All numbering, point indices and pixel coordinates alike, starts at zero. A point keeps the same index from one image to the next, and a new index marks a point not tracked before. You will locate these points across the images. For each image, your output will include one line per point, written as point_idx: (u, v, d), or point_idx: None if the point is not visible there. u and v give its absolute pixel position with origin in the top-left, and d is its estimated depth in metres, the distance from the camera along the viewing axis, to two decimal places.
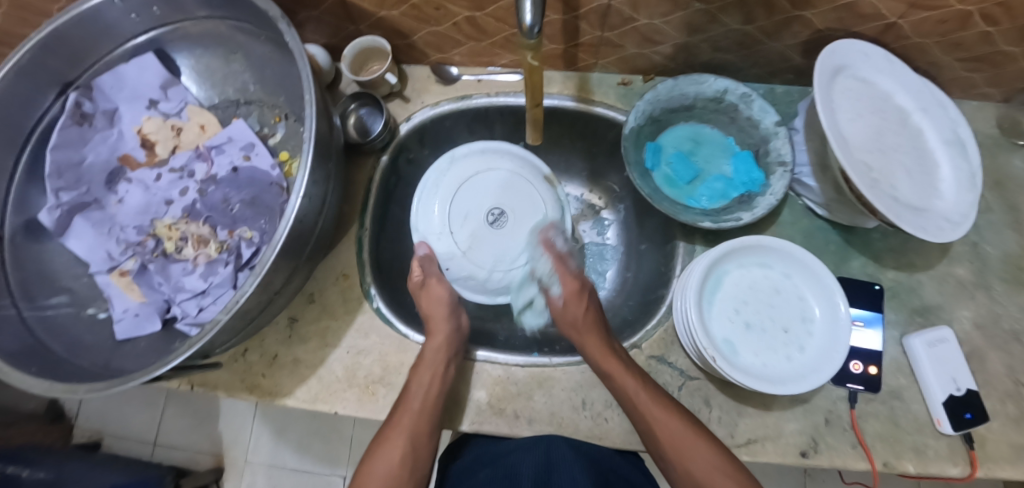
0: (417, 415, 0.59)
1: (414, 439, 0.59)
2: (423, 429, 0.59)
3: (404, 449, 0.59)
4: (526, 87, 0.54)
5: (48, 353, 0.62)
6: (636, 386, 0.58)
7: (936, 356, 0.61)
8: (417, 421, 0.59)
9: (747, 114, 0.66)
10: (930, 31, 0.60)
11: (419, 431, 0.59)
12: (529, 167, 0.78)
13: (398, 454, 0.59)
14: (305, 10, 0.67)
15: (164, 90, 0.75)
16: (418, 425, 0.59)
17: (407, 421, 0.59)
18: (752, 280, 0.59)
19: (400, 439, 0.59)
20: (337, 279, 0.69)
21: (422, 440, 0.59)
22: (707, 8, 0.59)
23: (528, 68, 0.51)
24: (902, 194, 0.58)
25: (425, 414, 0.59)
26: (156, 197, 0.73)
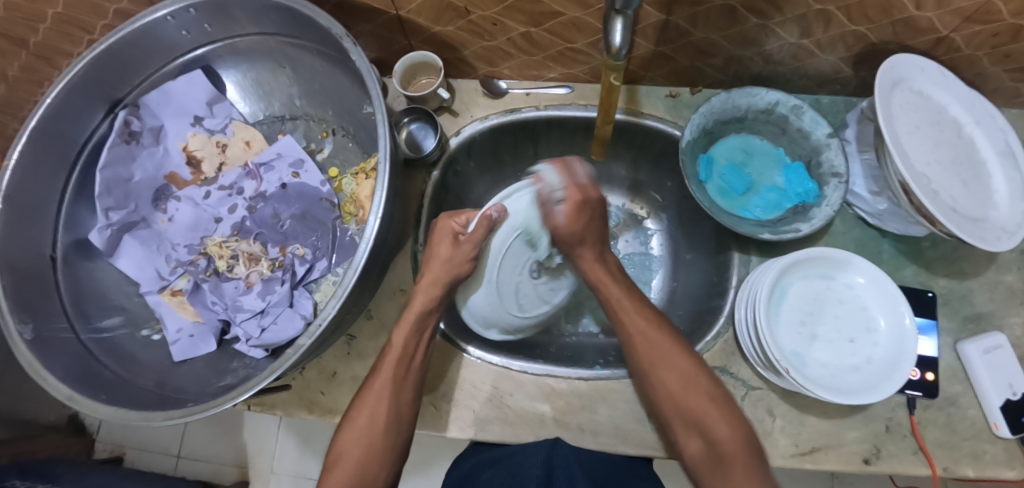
0: (391, 384, 0.56)
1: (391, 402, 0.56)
2: (398, 405, 0.56)
3: (381, 429, 0.55)
4: (600, 103, 0.56)
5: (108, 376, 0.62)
6: (654, 346, 0.59)
7: (992, 363, 0.63)
8: (393, 392, 0.56)
9: (798, 126, 0.67)
10: (982, 44, 0.61)
11: (392, 407, 0.56)
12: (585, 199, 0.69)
13: (367, 435, 0.54)
14: (359, 24, 0.67)
15: (210, 107, 0.74)
16: (394, 395, 0.56)
17: (379, 399, 0.56)
18: (816, 291, 0.59)
19: (379, 412, 0.55)
20: (394, 294, 0.69)
21: (393, 420, 0.56)
22: (766, 23, 0.60)
23: (607, 86, 0.52)
24: (959, 205, 0.59)
25: (402, 386, 0.57)
26: (206, 214, 0.72)
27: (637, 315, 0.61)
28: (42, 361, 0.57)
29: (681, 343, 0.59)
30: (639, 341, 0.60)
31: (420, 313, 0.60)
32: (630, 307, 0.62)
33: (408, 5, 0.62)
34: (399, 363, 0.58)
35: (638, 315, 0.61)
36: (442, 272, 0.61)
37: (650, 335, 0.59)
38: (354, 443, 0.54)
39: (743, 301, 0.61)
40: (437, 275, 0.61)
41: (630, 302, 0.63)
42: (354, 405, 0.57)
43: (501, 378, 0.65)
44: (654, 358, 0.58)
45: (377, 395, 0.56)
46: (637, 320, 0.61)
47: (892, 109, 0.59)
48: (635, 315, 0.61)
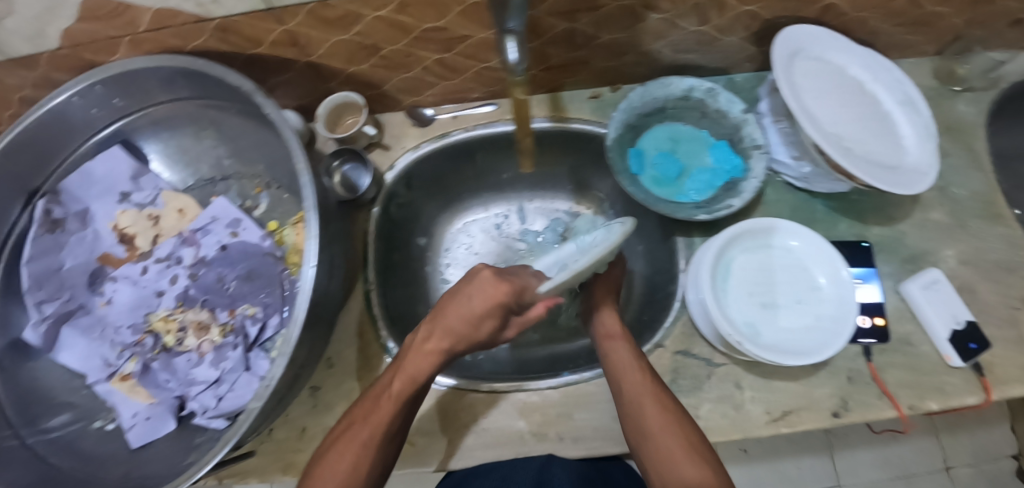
0: (374, 430, 0.53)
1: (375, 437, 0.53)
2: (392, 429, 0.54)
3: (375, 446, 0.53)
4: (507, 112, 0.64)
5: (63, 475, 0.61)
6: (658, 413, 0.55)
7: (933, 298, 0.65)
8: (379, 414, 0.54)
9: (715, 107, 0.71)
10: (866, 5, 0.65)
11: (390, 431, 0.54)
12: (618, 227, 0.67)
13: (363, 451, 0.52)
14: (276, 75, 0.68)
15: (135, 180, 0.73)
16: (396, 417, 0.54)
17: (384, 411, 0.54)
18: (759, 261, 0.61)
19: (356, 442, 0.52)
20: (353, 338, 0.68)
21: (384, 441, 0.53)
22: (664, 16, 0.63)
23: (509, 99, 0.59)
24: (871, 155, 0.62)
25: (387, 427, 0.53)
26: (147, 290, 0.70)
27: (655, 413, 0.55)
28: None
29: (688, 436, 0.53)
30: (656, 442, 0.53)
31: (416, 364, 0.55)
32: (632, 369, 0.58)
33: (318, 50, 0.64)
34: (409, 391, 0.55)
35: (661, 415, 0.55)
36: (443, 342, 0.55)
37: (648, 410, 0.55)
38: (346, 457, 0.52)
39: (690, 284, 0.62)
40: (450, 325, 0.55)
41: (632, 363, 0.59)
42: (337, 437, 0.54)
43: (474, 402, 0.65)
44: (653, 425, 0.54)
45: (364, 429, 0.53)
46: (658, 419, 0.54)
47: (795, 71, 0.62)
48: (655, 410, 0.55)
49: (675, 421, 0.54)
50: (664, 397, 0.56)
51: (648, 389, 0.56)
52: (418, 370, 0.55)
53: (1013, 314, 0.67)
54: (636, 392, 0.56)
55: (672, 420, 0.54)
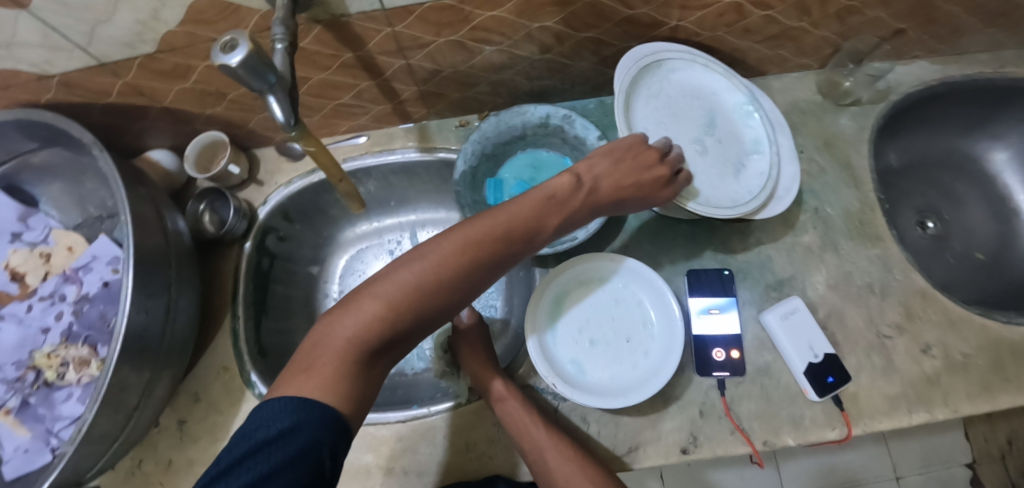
0: (354, 329, 0.42)
1: (368, 332, 0.42)
2: (471, 275, 0.47)
3: (429, 292, 0.45)
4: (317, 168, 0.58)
5: None
6: (561, 468, 0.55)
7: (791, 328, 0.63)
8: (431, 301, 0.45)
9: (573, 134, 0.69)
10: (716, 24, 0.64)
11: (436, 308, 0.46)
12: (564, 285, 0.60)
13: (423, 288, 0.45)
14: (138, 121, 0.70)
15: (24, 221, 0.77)
16: (462, 272, 0.46)
17: (446, 260, 0.46)
18: (592, 297, 0.60)
19: (341, 339, 0.42)
20: (218, 373, 0.70)
21: (475, 266, 0.47)
22: (499, 48, 0.63)
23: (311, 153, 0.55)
24: (718, 189, 0.59)
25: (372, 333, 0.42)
26: (31, 328, 0.74)
27: (564, 464, 0.55)
28: None
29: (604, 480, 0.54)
30: None
31: (477, 231, 0.47)
32: (529, 424, 0.58)
33: (166, 97, 0.66)
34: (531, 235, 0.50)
35: (569, 468, 0.55)
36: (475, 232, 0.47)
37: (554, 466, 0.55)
38: (355, 327, 0.42)
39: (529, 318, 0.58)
40: (470, 233, 0.47)
41: (524, 415, 0.59)
42: (328, 316, 0.44)
43: None
44: (562, 477, 0.54)
45: (374, 297, 0.43)
46: (572, 474, 0.54)
47: (654, 88, 0.61)
48: (563, 463, 0.55)
49: (583, 468, 0.55)
50: (565, 449, 0.56)
51: (549, 442, 0.56)
52: (517, 225, 0.49)
53: (881, 342, 0.65)
54: (540, 446, 0.56)
55: (582, 470, 0.55)
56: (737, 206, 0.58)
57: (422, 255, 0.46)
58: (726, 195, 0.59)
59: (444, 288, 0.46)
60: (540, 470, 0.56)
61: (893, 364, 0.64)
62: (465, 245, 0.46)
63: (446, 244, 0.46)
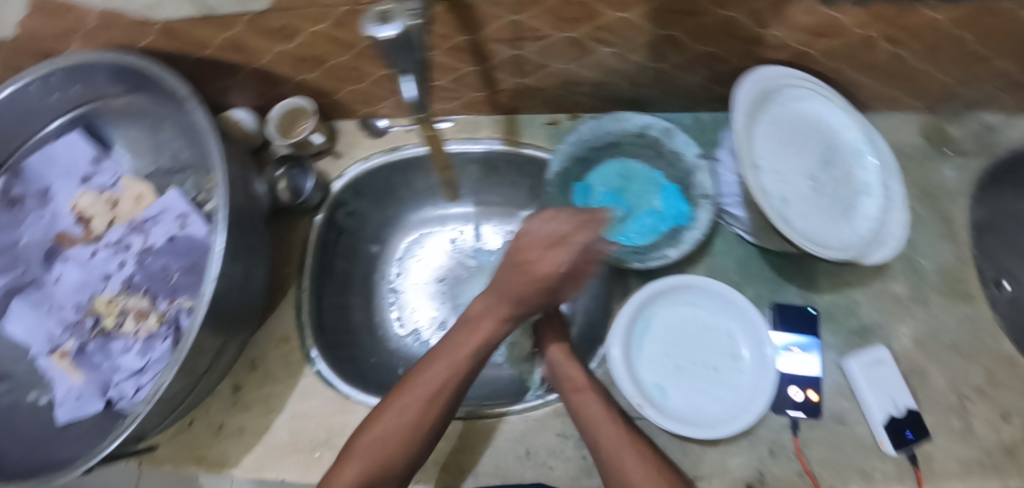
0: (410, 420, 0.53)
1: (409, 439, 0.53)
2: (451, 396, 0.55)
3: (406, 428, 0.52)
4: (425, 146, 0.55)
5: None
6: (631, 465, 0.53)
7: (874, 378, 0.61)
8: (412, 417, 0.53)
9: (670, 147, 0.68)
10: (839, 56, 0.62)
11: (403, 443, 0.52)
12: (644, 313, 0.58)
13: (394, 425, 0.53)
14: (228, 77, 0.69)
15: (96, 164, 0.76)
16: (427, 409, 0.53)
17: (407, 413, 0.53)
18: (681, 320, 0.58)
19: (381, 435, 0.52)
20: (278, 343, 0.69)
21: (451, 393, 0.55)
22: (615, 50, 0.61)
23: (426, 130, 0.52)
24: (829, 226, 0.57)
25: (423, 418, 0.53)
26: (94, 273, 0.73)
27: (637, 464, 0.53)
28: None
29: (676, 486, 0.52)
30: None
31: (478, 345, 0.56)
32: (603, 419, 0.56)
33: (264, 57, 0.64)
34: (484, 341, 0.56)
35: (640, 469, 0.53)
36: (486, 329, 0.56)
37: (623, 462, 0.53)
38: (388, 444, 0.52)
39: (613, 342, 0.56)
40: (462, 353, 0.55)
41: (596, 409, 0.57)
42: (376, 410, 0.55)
43: None
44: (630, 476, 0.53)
45: (414, 404, 0.53)
46: (643, 476, 0.53)
47: (772, 115, 0.59)
48: (635, 463, 0.53)
49: (655, 471, 0.53)
50: (639, 449, 0.55)
51: (619, 440, 0.55)
52: (478, 353, 0.56)
53: (962, 404, 0.63)
54: (609, 441, 0.55)
55: (655, 472, 0.53)
56: (847, 249, 0.55)
57: (428, 365, 0.55)
58: (836, 235, 0.57)
59: (417, 435, 0.53)
60: (609, 465, 0.55)
61: (971, 429, 0.62)
62: (508, 304, 0.55)
63: (434, 367, 0.55)
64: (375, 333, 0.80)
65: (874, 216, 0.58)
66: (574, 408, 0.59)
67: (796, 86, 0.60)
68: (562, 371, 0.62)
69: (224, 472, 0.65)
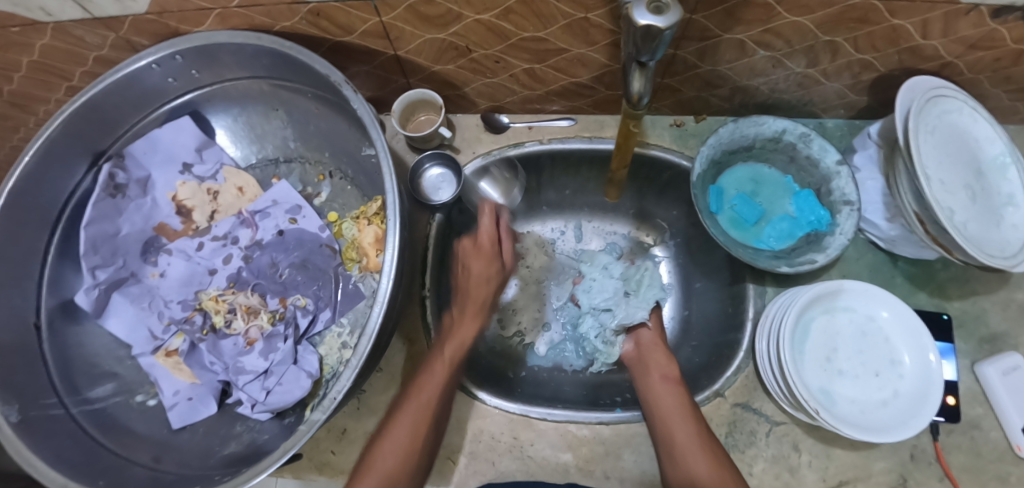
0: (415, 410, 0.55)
1: (419, 424, 0.54)
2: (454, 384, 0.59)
3: (427, 407, 0.55)
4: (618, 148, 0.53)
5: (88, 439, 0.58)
6: (689, 458, 0.54)
7: (1011, 385, 0.62)
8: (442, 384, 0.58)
9: (805, 153, 0.67)
10: (984, 68, 0.62)
11: (427, 429, 0.55)
12: (803, 316, 0.58)
13: (425, 404, 0.55)
14: (356, 66, 0.66)
15: (199, 153, 0.71)
16: (445, 387, 0.58)
17: (434, 381, 0.57)
18: (839, 325, 0.59)
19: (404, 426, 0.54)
20: (403, 345, 0.66)
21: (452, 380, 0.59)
22: (773, 54, 0.60)
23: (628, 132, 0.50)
24: (987, 236, 0.58)
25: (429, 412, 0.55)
26: (200, 267, 0.69)
27: (702, 456, 0.54)
28: (31, 442, 0.52)
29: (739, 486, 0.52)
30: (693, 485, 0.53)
31: (449, 347, 0.61)
32: (680, 416, 0.58)
33: (407, 46, 0.61)
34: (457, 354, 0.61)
35: (704, 460, 0.54)
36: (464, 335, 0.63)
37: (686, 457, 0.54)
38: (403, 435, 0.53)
39: (778, 345, 0.56)
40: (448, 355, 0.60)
41: (674, 404, 0.59)
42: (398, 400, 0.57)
43: (520, 427, 0.63)
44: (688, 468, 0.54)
45: (421, 388, 0.57)
46: (705, 469, 0.53)
47: (931, 124, 0.59)
48: (703, 458, 0.54)
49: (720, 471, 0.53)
50: (710, 456, 0.54)
51: (688, 436, 0.56)
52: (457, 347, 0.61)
53: None
54: (682, 437, 0.56)
55: (719, 467, 0.53)
56: (1005, 258, 0.56)
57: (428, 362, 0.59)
58: (992, 245, 0.58)
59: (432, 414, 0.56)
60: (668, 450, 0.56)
61: None
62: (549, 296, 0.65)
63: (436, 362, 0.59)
64: (484, 334, 0.79)
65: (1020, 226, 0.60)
66: (648, 394, 0.62)
67: (949, 98, 0.60)
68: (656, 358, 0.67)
69: None
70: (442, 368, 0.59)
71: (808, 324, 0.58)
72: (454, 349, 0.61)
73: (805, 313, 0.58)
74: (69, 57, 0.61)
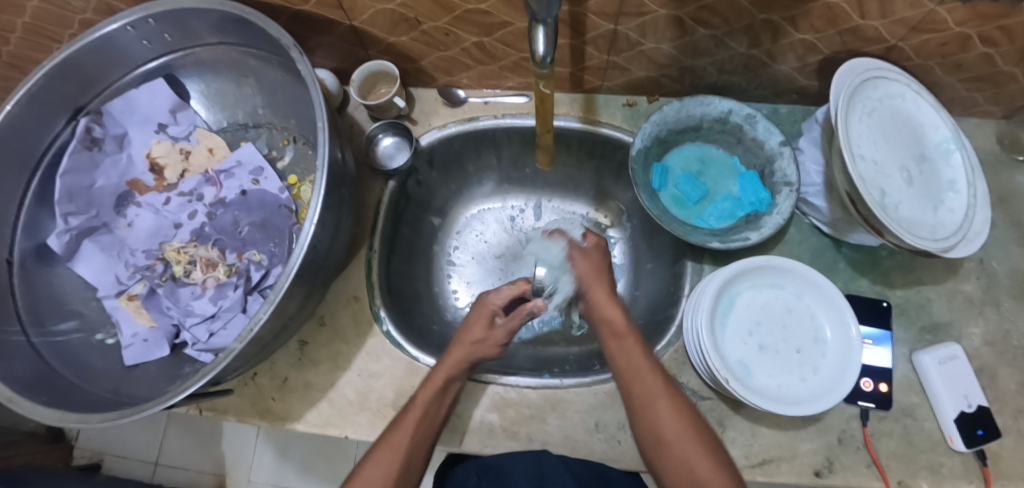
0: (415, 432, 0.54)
1: (414, 448, 0.53)
2: (427, 436, 0.55)
3: (397, 464, 0.52)
4: (538, 113, 0.59)
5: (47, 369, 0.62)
6: (654, 407, 0.52)
7: (947, 374, 0.61)
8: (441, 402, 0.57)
9: (751, 135, 0.68)
10: (932, 53, 0.61)
11: (402, 484, 0.52)
12: (726, 292, 0.59)
13: (392, 459, 0.52)
14: (316, 36, 0.69)
15: (173, 114, 0.76)
16: (426, 434, 0.54)
17: (409, 433, 0.54)
18: (765, 301, 0.60)
19: (399, 450, 0.53)
20: (348, 302, 0.69)
21: (427, 430, 0.55)
22: (713, 32, 0.61)
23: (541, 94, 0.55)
24: (919, 219, 0.57)
25: (425, 432, 0.55)
26: (166, 221, 0.73)
27: (672, 415, 0.51)
28: None
29: (708, 439, 0.50)
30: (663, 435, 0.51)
31: (454, 361, 0.59)
32: (643, 368, 0.54)
33: (361, 17, 0.64)
34: (432, 400, 0.56)
35: (676, 418, 0.51)
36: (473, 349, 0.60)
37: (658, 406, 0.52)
38: (386, 463, 0.52)
39: (698, 318, 0.57)
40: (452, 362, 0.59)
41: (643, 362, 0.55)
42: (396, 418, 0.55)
43: None
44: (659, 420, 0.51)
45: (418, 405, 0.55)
46: (676, 428, 0.51)
47: (868, 105, 0.59)
48: (670, 410, 0.52)
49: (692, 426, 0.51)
50: (679, 406, 0.52)
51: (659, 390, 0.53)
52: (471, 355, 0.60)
53: None
54: (651, 394, 0.53)
55: (689, 425, 0.51)
56: (935, 241, 0.56)
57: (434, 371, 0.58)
58: (924, 228, 0.57)
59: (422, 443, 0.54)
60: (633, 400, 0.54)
61: None
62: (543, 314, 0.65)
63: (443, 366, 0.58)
64: (436, 302, 0.82)
65: (958, 213, 0.59)
66: (614, 353, 0.58)
67: (890, 81, 0.60)
68: (603, 319, 0.61)
69: (288, 426, 0.65)
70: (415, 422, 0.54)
71: (732, 300, 0.59)
72: (426, 398, 0.56)
73: (728, 290, 0.59)
74: (59, 21, 0.67)
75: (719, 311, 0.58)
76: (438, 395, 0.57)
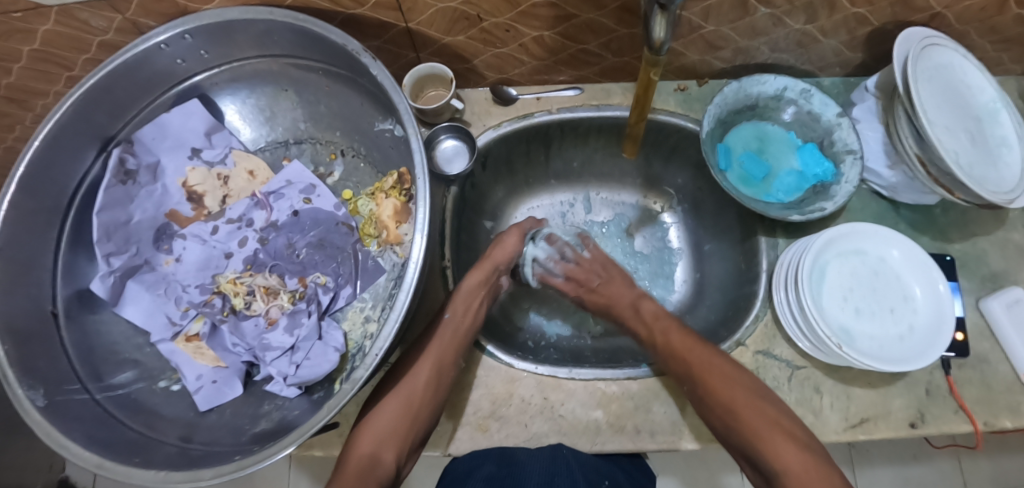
0: (449, 342, 0.60)
1: (445, 349, 0.59)
2: (458, 349, 0.60)
3: (431, 366, 0.58)
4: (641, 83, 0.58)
5: (118, 424, 0.58)
6: (729, 398, 0.55)
7: (1016, 317, 0.64)
8: (469, 304, 0.63)
9: (806, 109, 0.70)
10: (971, 18, 0.64)
11: (434, 386, 0.57)
12: (819, 255, 0.60)
13: (429, 360, 0.58)
14: (365, 41, 0.66)
15: (208, 137, 0.70)
16: (450, 343, 0.60)
17: (442, 339, 0.60)
18: (853, 268, 0.61)
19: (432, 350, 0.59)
20: (426, 314, 0.67)
21: (457, 346, 0.60)
22: (774, 13, 0.62)
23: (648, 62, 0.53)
24: (986, 175, 0.60)
25: (456, 341, 0.60)
26: (216, 250, 0.67)
27: (759, 415, 0.53)
28: (61, 428, 0.53)
29: (794, 429, 0.52)
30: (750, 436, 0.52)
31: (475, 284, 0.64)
32: (726, 366, 0.57)
33: (418, 17, 0.60)
34: (468, 304, 0.63)
35: (757, 411, 0.53)
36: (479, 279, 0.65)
37: (717, 385, 0.55)
38: (424, 368, 0.58)
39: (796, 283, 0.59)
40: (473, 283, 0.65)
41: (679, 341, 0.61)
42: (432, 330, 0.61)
43: (550, 388, 0.63)
44: (730, 404, 0.54)
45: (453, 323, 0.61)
46: (756, 417, 0.53)
47: (929, 71, 0.62)
48: (749, 403, 0.54)
49: (768, 413, 0.53)
50: (760, 400, 0.55)
51: (712, 360, 0.58)
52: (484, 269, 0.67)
53: None
54: (699, 371, 0.57)
55: (777, 419, 0.53)
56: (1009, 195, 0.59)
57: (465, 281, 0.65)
58: (994, 184, 0.60)
59: (453, 350, 0.60)
60: (697, 386, 0.57)
61: None
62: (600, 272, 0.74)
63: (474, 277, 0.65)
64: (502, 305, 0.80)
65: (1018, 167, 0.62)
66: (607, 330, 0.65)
67: (943, 48, 0.63)
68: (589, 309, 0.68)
69: None
70: (443, 334, 0.60)
71: (825, 265, 0.61)
72: (457, 321, 0.61)
73: (822, 253, 0.60)
74: (72, 44, 0.58)
75: (813, 274, 0.60)
76: (466, 315, 0.62)
